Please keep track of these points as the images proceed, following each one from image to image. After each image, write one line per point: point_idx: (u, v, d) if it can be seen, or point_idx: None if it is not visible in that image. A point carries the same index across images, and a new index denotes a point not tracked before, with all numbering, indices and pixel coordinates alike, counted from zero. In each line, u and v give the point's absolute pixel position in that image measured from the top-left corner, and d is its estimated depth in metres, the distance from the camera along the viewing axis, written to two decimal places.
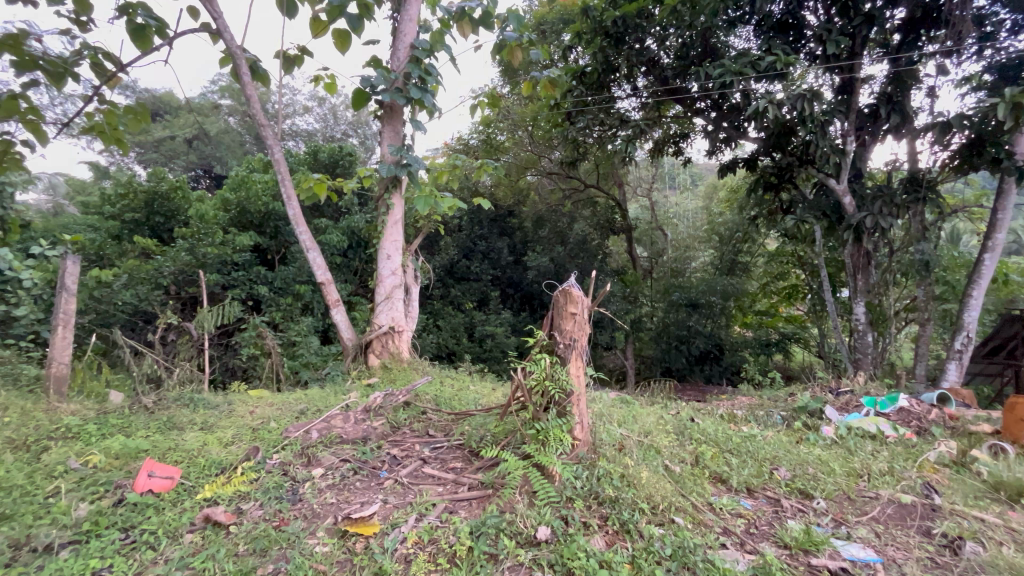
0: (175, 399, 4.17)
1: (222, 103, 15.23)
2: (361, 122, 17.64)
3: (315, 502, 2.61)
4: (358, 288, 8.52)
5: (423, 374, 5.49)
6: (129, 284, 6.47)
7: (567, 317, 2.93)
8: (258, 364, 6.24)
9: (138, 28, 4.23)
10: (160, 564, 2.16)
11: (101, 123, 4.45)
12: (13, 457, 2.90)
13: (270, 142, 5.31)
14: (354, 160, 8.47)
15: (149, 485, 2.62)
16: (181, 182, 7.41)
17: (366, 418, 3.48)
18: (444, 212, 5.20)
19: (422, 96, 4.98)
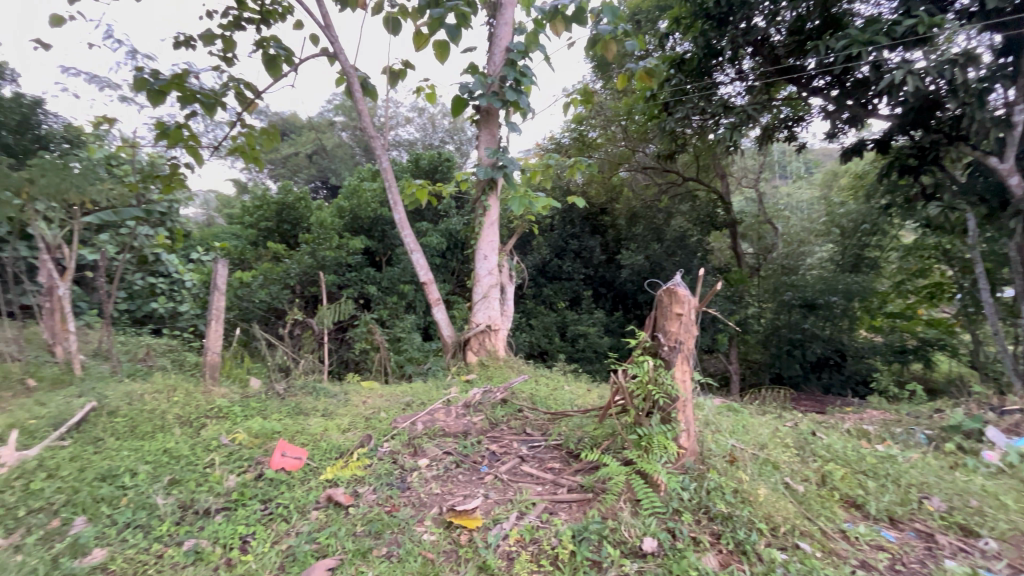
0: (302, 387, 4.66)
1: (336, 120, 16.82)
2: (457, 129, 18.46)
3: (422, 491, 2.74)
4: (456, 287, 8.87)
5: (519, 372, 5.55)
6: (264, 284, 7.39)
7: (672, 318, 2.76)
8: (369, 358, 6.75)
9: (271, 58, 4.78)
10: (292, 536, 2.40)
11: (242, 144, 5.10)
12: (180, 431, 3.44)
13: (378, 152, 5.70)
14: (452, 165, 8.84)
15: (283, 464, 2.94)
16: (305, 193, 8.30)
17: (467, 413, 3.60)
18: (539, 213, 5.17)
19: (518, 98, 5.01)
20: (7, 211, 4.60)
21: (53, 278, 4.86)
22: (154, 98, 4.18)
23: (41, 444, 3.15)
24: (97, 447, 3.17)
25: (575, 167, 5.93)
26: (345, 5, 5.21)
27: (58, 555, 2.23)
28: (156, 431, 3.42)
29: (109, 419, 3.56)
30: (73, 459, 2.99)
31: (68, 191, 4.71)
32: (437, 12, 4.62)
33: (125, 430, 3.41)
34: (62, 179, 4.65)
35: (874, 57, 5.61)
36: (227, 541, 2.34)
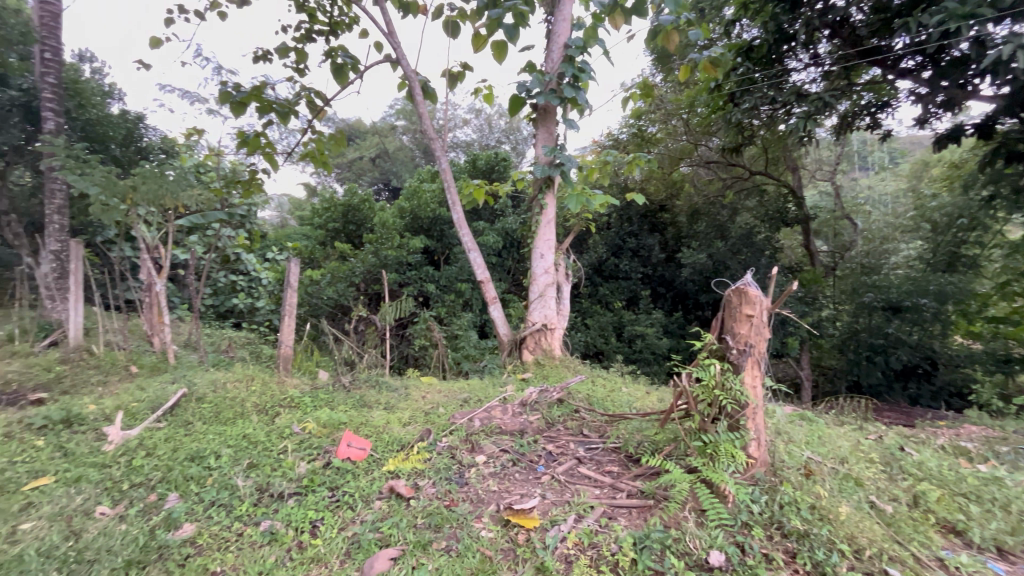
0: (365, 380, 4.87)
1: (398, 124, 17.46)
2: (514, 129, 18.60)
3: (480, 488, 2.76)
4: (512, 286, 8.93)
5: (575, 372, 5.48)
6: (331, 282, 7.82)
7: (742, 320, 2.62)
8: (428, 354, 6.93)
9: (338, 66, 5.02)
10: (357, 523, 2.50)
11: (313, 150, 5.39)
12: (258, 418, 3.69)
13: (437, 154, 5.83)
14: (508, 164, 8.89)
15: (348, 453, 3.07)
16: (369, 195, 8.67)
17: (523, 412, 3.60)
18: (596, 211, 5.06)
19: (576, 94, 4.96)
20: (115, 216, 5.15)
21: (152, 275, 5.38)
22: (236, 110, 4.51)
23: (142, 425, 3.50)
24: (187, 430, 3.47)
25: (634, 163, 5.76)
26: (407, 11, 5.36)
27: (155, 527, 2.45)
28: (236, 418, 3.70)
29: (197, 404, 3.89)
30: (167, 440, 3.29)
31: (164, 196, 5.20)
32: (496, 13, 4.65)
33: (210, 415, 3.72)
34: (160, 186, 5.14)
35: (976, 32, 5.00)
36: (298, 524, 2.48)
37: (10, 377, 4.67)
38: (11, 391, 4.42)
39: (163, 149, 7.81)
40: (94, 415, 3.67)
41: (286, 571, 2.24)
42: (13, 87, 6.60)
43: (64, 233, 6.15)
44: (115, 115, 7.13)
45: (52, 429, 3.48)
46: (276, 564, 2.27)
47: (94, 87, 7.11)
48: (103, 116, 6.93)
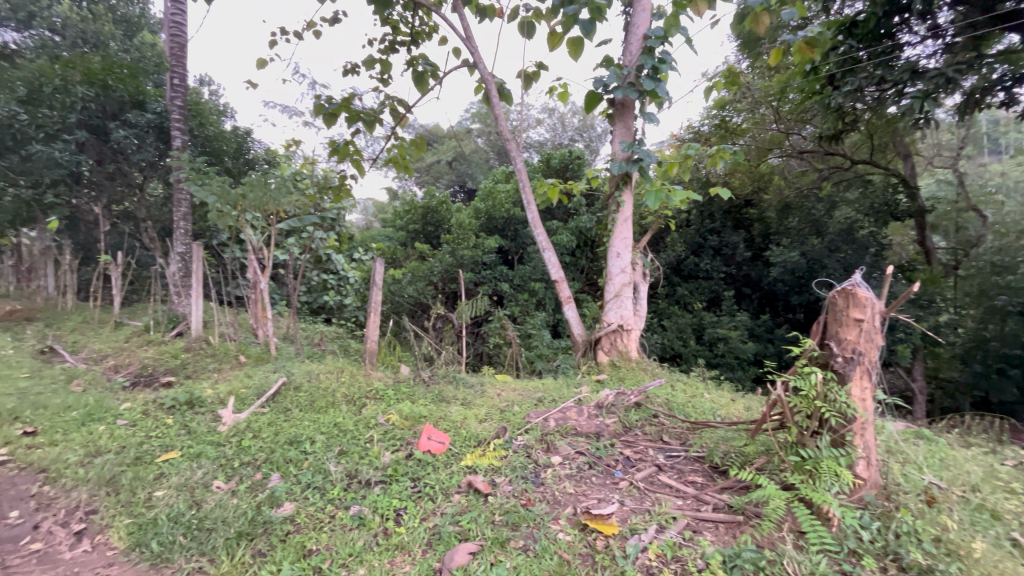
0: (443, 376, 5.04)
1: (473, 127, 17.93)
2: (587, 126, 18.39)
3: (557, 489, 2.74)
4: (586, 285, 8.79)
5: (652, 375, 5.27)
6: (412, 281, 8.24)
7: (849, 325, 2.37)
8: (502, 352, 7.03)
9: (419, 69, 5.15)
10: (438, 515, 2.58)
11: (396, 156, 5.66)
12: (347, 408, 3.96)
13: (512, 154, 5.85)
14: (582, 162, 8.77)
15: (428, 446, 3.17)
16: (447, 197, 8.97)
17: (599, 414, 3.51)
18: (676, 207, 4.81)
19: (655, 87, 4.74)
20: (228, 221, 5.77)
21: (257, 274, 5.96)
22: (329, 120, 4.84)
23: (249, 409, 3.88)
24: (287, 416, 3.79)
25: (718, 155, 5.40)
26: (484, 16, 5.46)
27: (260, 504, 2.69)
28: (329, 406, 3.99)
29: (295, 392, 4.24)
30: (270, 424, 3.62)
31: (268, 203, 5.75)
32: (572, 9, 4.58)
33: (306, 403, 4.03)
34: (264, 194, 5.70)
35: None
36: (384, 511, 2.60)
37: (147, 362, 5.41)
38: (148, 374, 5.12)
39: (267, 160, 8.61)
40: (211, 398, 4.13)
41: (374, 555, 2.35)
42: (150, 111, 7.60)
43: (188, 237, 6.99)
44: (228, 131, 7.98)
45: (179, 410, 3.96)
46: (365, 548, 2.39)
47: (211, 108, 8.02)
48: (219, 133, 7.81)
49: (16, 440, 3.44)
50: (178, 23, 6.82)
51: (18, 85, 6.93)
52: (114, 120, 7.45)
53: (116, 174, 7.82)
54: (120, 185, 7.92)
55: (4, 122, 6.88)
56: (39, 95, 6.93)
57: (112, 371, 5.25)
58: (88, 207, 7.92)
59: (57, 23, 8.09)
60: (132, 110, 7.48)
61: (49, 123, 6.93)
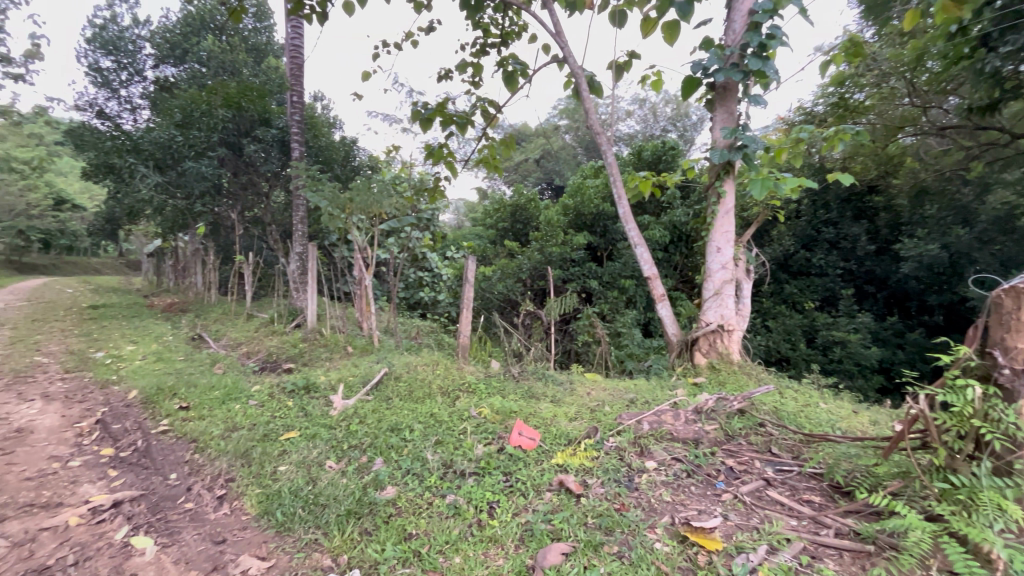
0: (533, 372, 5.06)
1: (561, 123, 17.86)
2: (681, 115, 17.47)
3: (652, 496, 2.61)
4: (680, 282, 8.34)
5: (757, 381, 4.84)
6: (502, 278, 8.44)
7: (1021, 330, 1.99)
8: (591, 350, 6.91)
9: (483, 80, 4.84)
10: (530, 512, 2.58)
11: (487, 156, 5.74)
12: (442, 399, 4.13)
13: (602, 147, 5.63)
14: (677, 153, 8.30)
15: (519, 442, 3.20)
16: (535, 195, 9.01)
17: (698, 419, 3.29)
18: (786, 195, 4.31)
19: (763, 65, 4.26)
20: (338, 223, 6.32)
21: (362, 272, 6.47)
22: (424, 125, 5.05)
23: (356, 396, 4.21)
24: (388, 404, 4.06)
25: (837, 137, 4.73)
26: (574, 9, 5.34)
27: (366, 485, 2.89)
28: (426, 397, 4.20)
29: (396, 382, 4.53)
30: (374, 411, 3.90)
31: (372, 205, 6.18)
32: None
33: (405, 393, 4.28)
34: (369, 198, 6.14)
35: None
36: (478, 503, 2.67)
37: (272, 350, 6.11)
38: (273, 360, 5.78)
39: (370, 166, 9.29)
40: (324, 384, 4.56)
41: (469, 545, 2.40)
42: (275, 127, 8.52)
43: (305, 238, 7.76)
44: (337, 141, 8.74)
45: (298, 393, 4.42)
46: (460, 537, 2.45)
47: (324, 121, 8.82)
48: (330, 143, 8.57)
49: (174, 414, 4.07)
50: (296, 45, 7.56)
51: (175, 112, 8.16)
52: (247, 137, 8.47)
53: (247, 185, 8.90)
54: (251, 194, 9.01)
55: (165, 144, 8.15)
56: (190, 119, 8.09)
57: (246, 357, 6.00)
58: (227, 214, 9.13)
59: (204, 56, 9.50)
60: (261, 127, 8.44)
61: (197, 143, 8.07)
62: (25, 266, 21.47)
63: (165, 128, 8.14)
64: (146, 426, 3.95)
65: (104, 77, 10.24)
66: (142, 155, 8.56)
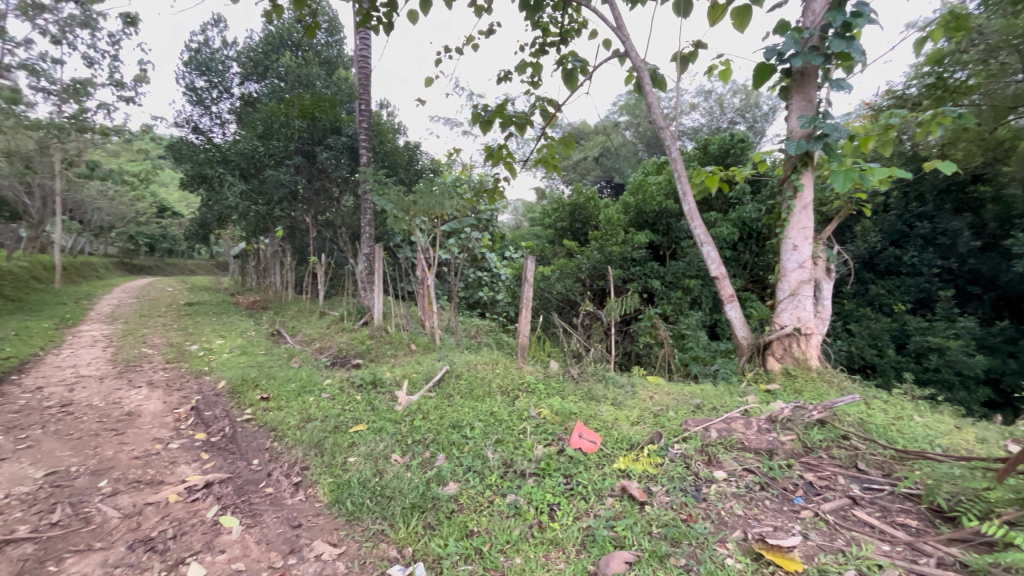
0: (593, 373, 4.97)
1: (621, 120, 17.49)
2: (750, 105, 16.53)
3: (722, 508, 2.47)
4: (750, 282, 7.86)
5: (840, 390, 4.44)
6: (561, 277, 8.38)
7: None
8: (653, 353, 6.67)
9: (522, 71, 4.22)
10: (592, 516, 2.54)
11: (545, 155, 5.67)
12: (502, 398, 4.16)
13: (666, 142, 5.40)
14: (747, 145, 7.83)
15: (580, 444, 3.15)
16: (595, 193, 8.86)
17: (772, 429, 3.08)
18: (873, 188, 3.87)
19: (847, 46, 3.76)
20: (403, 225, 6.56)
21: (424, 272, 6.69)
22: (484, 127, 5.09)
23: (419, 392, 4.34)
24: (450, 401, 4.15)
25: (935, 122, 4.19)
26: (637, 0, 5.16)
27: (429, 480, 2.96)
28: (485, 395, 4.26)
29: (457, 380, 4.63)
30: (436, 407, 4.00)
31: (435, 207, 6.33)
32: None
33: (465, 391, 4.35)
34: (432, 200, 6.29)
35: None
36: (538, 504, 2.65)
37: (342, 346, 6.45)
38: (343, 356, 6.10)
39: (432, 169, 9.57)
40: (390, 380, 4.75)
41: (530, 546, 2.39)
42: (345, 135, 8.96)
43: (372, 240, 8.10)
44: (401, 146, 9.08)
45: (365, 387, 4.64)
46: (520, 538, 2.44)
47: (389, 127, 9.19)
48: (395, 148, 8.93)
49: (257, 403, 4.40)
50: (364, 56, 7.92)
51: (257, 125, 8.84)
52: (320, 144, 8.98)
53: (320, 190, 9.44)
54: (323, 199, 9.55)
55: (250, 154, 8.84)
56: (271, 130, 8.71)
57: (319, 352, 6.38)
58: (302, 218, 9.77)
59: (283, 71, 10.21)
60: (332, 135, 8.92)
61: (277, 152, 8.68)
62: (134, 267, 24.16)
63: (250, 140, 8.81)
64: (233, 414, 4.30)
65: (198, 95, 11.29)
66: (230, 165, 9.35)
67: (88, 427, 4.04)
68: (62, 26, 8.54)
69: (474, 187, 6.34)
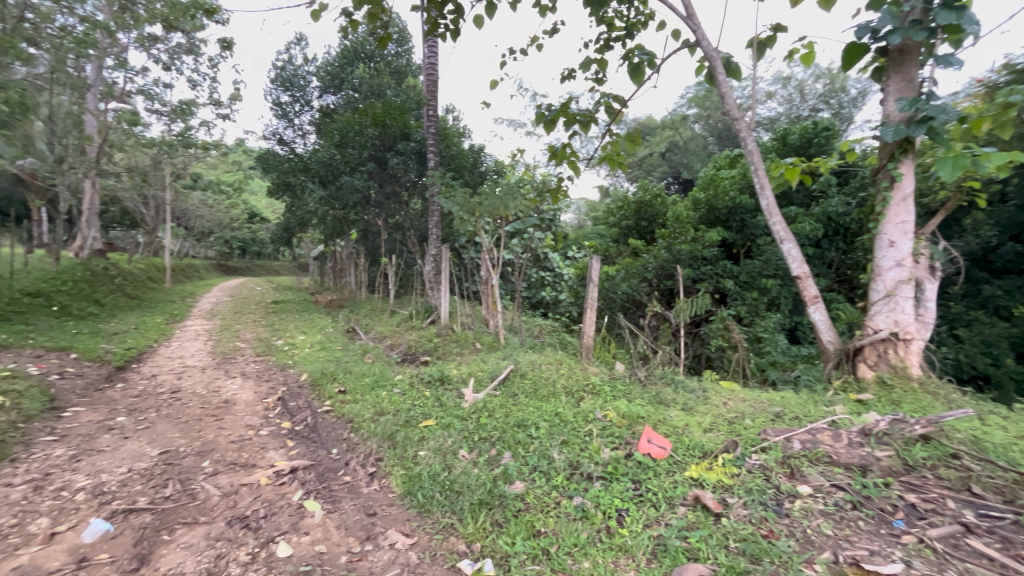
0: (661, 376, 4.80)
1: (689, 113, 16.78)
2: (836, 90, 15.21)
3: (808, 526, 2.30)
4: (836, 282, 7.23)
5: (948, 403, 3.96)
6: (626, 277, 8.18)
7: None
8: (726, 356, 6.33)
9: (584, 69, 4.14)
10: (663, 525, 2.45)
11: (610, 152, 5.52)
12: (566, 399, 4.13)
13: (741, 134, 5.07)
14: (834, 134, 7.20)
15: (649, 450, 3.05)
16: (662, 190, 8.55)
17: (866, 444, 2.81)
18: (989, 176, 3.41)
19: (958, 17, 3.34)
20: (468, 226, 6.70)
21: (489, 272, 6.80)
22: (548, 127, 5.07)
23: (485, 390, 4.41)
24: (515, 400, 4.19)
25: None
26: None
27: (496, 478, 3.00)
28: (550, 395, 4.24)
29: (521, 379, 4.66)
30: (501, 405, 4.05)
31: (499, 208, 6.41)
32: None
33: (530, 390, 4.36)
34: (497, 201, 6.37)
35: None
36: (606, 508, 2.60)
37: (412, 343, 6.71)
38: (412, 353, 6.34)
39: (495, 171, 9.71)
40: (456, 377, 4.88)
41: (598, 551, 2.35)
42: (413, 141, 9.29)
43: (438, 241, 8.35)
44: (467, 149, 9.29)
45: (434, 383, 4.80)
46: (588, 541, 2.41)
47: (455, 131, 9.43)
48: (460, 152, 9.15)
49: (335, 396, 4.69)
50: (432, 63, 8.19)
51: (335, 134, 9.41)
52: (390, 150, 9.36)
53: (391, 195, 9.87)
54: (393, 203, 9.98)
55: (329, 162, 9.43)
56: (347, 139, 9.23)
57: (390, 348, 6.69)
58: (375, 221, 10.28)
59: (357, 83, 10.79)
60: (402, 141, 9.29)
61: (352, 160, 9.18)
62: (230, 268, 26.60)
63: (328, 149, 9.40)
64: (314, 405, 4.61)
65: (283, 109, 12.23)
66: (311, 173, 10.05)
67: (193, 412, 4.50)
68: (172, 54, 9.60)
69: (537, 187, 6.33)
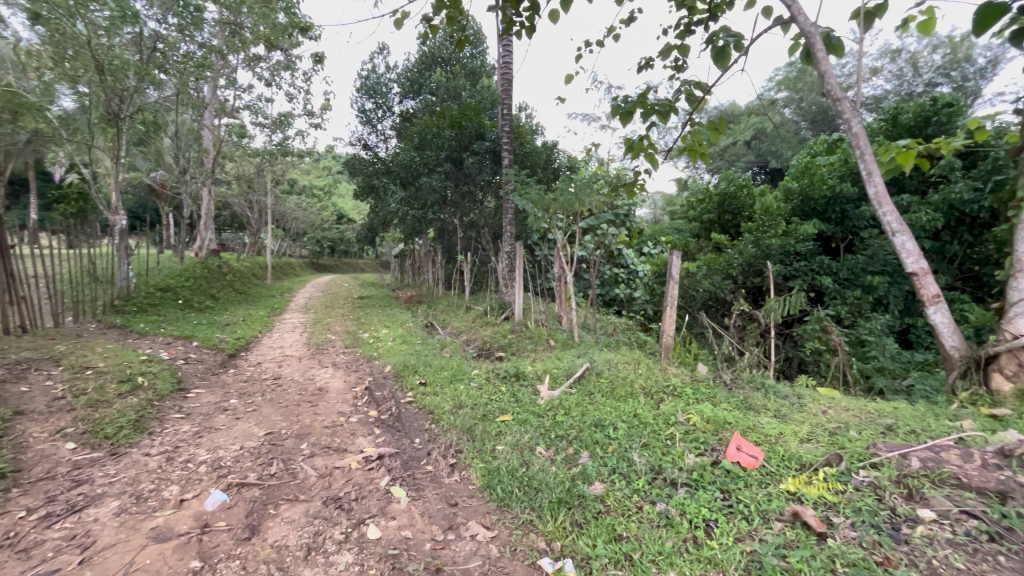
0: (749, 380, 4.47)
1: (778, 97, 15.57)
2: (958, 62, 13.35)
3: (934, 556, 2.03)
4: (961, 278, 6.33)
5: None
6: (708, 274, 7.73)
7: None
8: (823, 361, 5.76)
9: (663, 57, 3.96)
10: (756, 540, 2.28)
11: (692, 142, 5.20)
12: (645, 400, 3.98)
13: (844, 116, 4.55)
14: (958, 110, 6.29)
15: (739, 458, 2.86)
16: (748, 181, 7.99)
17: (1005, 466, 2.42)
18: None
19: None
20: (543, 223, 6.68)
21: (563, 269, 6.74)
22: (625, 119, 4.90)
23: (560, 388, 4.38)
24: (591, 399, 4.12)
25: None
26: None
27: (574, 477, 2.96)
28: (628, 396, 4.12)
29: (597, 378, 4.57)
30: (578, 404, 4.00)
31: (574, 203, 6.33)
32: None
33: (607, 390, 4.26)
34: (572, 197, 6.29)
35: None
36: (693, 518, 2.47)
37: (487, 339, 6.85)
38: (487, 348, 6.47)
39: (569, 167, 9.61)
40: (531, 373, 4.89)
41: (685, 562, 2.23)
42: (488, 140, 9.44)
43: (512, 238, 8.43)
44: (540, 146, 9.30)
45: (509, 379, 4.86)
46: (674, 551, 2.30)
47: (529, 128, 9.45)
48: (534, 149, 9.16)
49: (416, 388, 4.90)
50: (506, 63, 8.26)
51: (414, 137, 9.80)
52: (466, 150, 9.57)
53: (466, 194, 10.11)
54: (468, 202, 10.23)
55: (409, 164, 9.86)
56: (425, 142, 9.58)
57: (466, 343, 6.88)
58: (450, 220, 10.60)
59: (435, 87, 11.16)
60: (477, 140, 9.47)
61: (430, 161, 9.51)
62: (321, 267, 28.78)
63: (409, 151, 9.83)
64: (397, 396, 4.85)
65: (368, 116, 13.00)
66: (393, 175, 10.59)
67: (291, 398, 4.92)
68: (273, 70, 10.53)
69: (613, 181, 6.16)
